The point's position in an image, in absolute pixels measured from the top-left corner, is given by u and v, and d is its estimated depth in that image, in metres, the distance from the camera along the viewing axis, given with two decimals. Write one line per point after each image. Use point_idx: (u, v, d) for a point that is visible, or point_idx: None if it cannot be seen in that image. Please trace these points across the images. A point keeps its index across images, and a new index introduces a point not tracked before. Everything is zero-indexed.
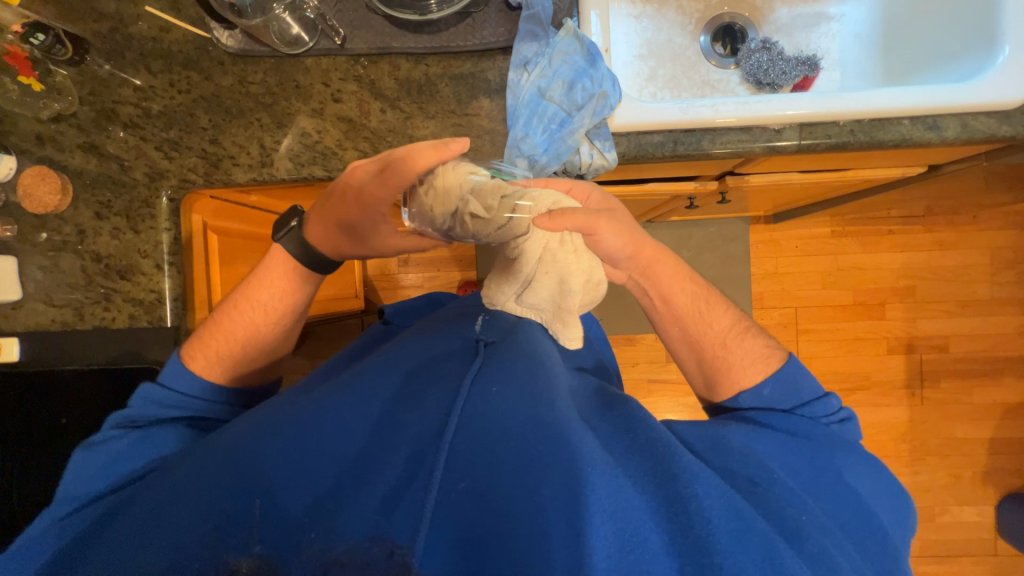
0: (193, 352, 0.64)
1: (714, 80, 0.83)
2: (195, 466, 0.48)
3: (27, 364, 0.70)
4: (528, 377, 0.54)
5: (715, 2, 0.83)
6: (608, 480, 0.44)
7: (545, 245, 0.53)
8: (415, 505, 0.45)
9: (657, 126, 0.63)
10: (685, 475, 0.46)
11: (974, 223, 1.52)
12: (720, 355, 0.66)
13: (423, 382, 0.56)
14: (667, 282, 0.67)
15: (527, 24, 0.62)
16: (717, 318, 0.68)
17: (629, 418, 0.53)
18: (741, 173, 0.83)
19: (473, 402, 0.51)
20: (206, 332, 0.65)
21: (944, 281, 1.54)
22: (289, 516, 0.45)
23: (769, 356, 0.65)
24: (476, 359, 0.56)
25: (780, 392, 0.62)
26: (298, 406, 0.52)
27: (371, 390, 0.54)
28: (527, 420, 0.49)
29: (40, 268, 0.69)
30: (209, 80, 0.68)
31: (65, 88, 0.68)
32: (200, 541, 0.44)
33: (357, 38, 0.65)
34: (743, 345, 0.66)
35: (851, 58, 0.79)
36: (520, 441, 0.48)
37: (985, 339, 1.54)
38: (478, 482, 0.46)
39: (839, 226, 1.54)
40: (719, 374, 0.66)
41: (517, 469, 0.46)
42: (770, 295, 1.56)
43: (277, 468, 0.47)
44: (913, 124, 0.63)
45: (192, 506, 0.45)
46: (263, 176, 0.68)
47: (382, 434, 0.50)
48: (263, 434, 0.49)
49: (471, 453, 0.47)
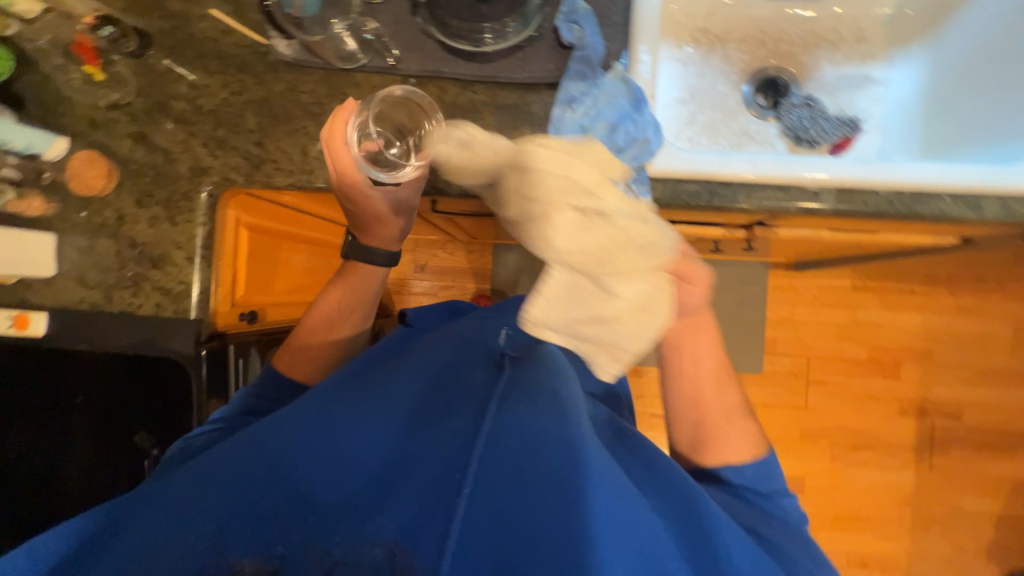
0: (283, 354, 0.73)
1: (753, 130, 0.83)
2: (228, 457, 0.49)
3: (50, 340, 0.71)
4: (557, 397, 0.53)
5: (762, 54, 0.84)
6: (637, 511, 0.47)
7: (650, 288, 0.52)
8: (442, 518, 0.44)
9: (694, 176, 0.63)
10: (710, 520, 0.49)
11: (999, 293, 1.50)
12: (719, 428, 0.65)
13: (449, 391, 0.56)
14: (702, 344, 0.66)
15: (578, 65, 0.63)
16: (730, 392, 0.67)
17: (648, 454, 0.56)
18: (771, 225, 0.83)
19: (504, 418, 0.50)
20: (294, 337, 0.74)
21: (963, 348, 1.51)
22: (319, 514, 0.46)
23: (757, 445, 0.64)
24: (503, 376, 0.56)
25: (760, 477, 0.61)
26: (330, 405, 0.53)
27: (401, 395, 0.55)
28: (557, 440, 0.49)
29: (77, 247, 0.71)
30: (261, 85, 0.70)
31: (124, 78, 0.71)
32: (235, 533, 0.45)
33: (410, 59, 0.66)
34: (739, 427, 0.65)
35: (893, 123, 0.79)
36: (552, 462, 0.47)
37: (1001, 411, 1.50)
38: (507, 501, 0.45)
39: (860, 280, 1.52)
40: (712, 440, 0.64)
41: (548, 492, 0.46)
42: (782, 342, 1.54)
43: (307, 467, 0.48)
44: (954, 201, 0.62)
45: (227, 496, 0.47)
46: (301, 182, 0.69)
47: (409, 441, 0.50)
48: (296, 431, 0.51)
49: (500, 470, 0.47)
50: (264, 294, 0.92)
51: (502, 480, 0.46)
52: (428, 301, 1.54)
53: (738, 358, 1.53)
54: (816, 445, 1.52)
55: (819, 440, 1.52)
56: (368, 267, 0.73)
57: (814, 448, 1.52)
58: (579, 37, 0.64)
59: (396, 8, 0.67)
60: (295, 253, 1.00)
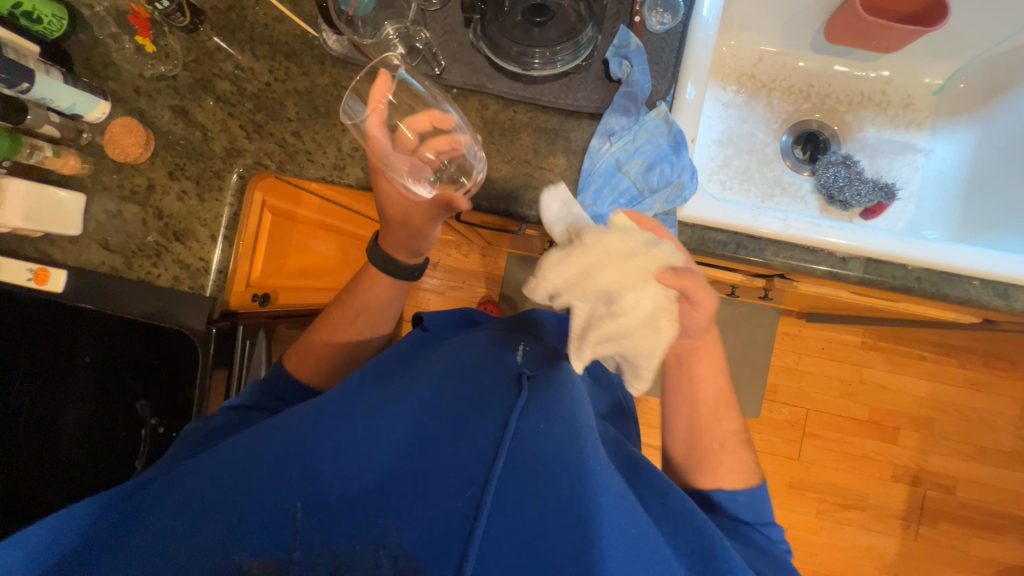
0: (291, 352, 0.73)
1: (786, 182, 0.82)
2: (255, 446, 0.51)
3: (66, 297, 0.72)
4: (572, 420, 0.55)
5: (806, 107, 0.83)
6: (651, 540, 0.49)
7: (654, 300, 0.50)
8: (464, 529, 0.45)
9: (723, 225, 0.63)
10: (719, 554, 0.50)
11: (1010, 371, 1.48)
12: (713, 453, 0.65)
13: (470, 402, 0.57)
14: (703, 368, 0.65)
15: (622, 99, 0.63)
16: (727, 419, 0.67)
17: (660, 483, 0.56)
18: (791, 279, 0.82)
19: (523, 436, 0.53)
20: (305, 336, 0.74)
21: (966, 422, 1.49)
22: (338, 510, 0.46)
23: (752, 472, 0.65)
24: (521, 395, 0.56)
25: (749, 508, 0.62)
26: (349, 409, 0.55)
27: (424, 405, 0.57)
28: (571, 464, 0.51)
29: (104, 210, 0.72)
30: (306, 76, 0.70)
31: (173, 52, 0.71)
32: (253, 524, 0.44)
33: (455, 70, 0.66)
34: (736, 452, 0.66)
35: (929, 193, 0.77)
36: (569, 487, 0.50)
37: (997, 492, 1.48)
38: (527, 521, 0.47)
39: (870, 339, 1.51)
40: (702, 464, 0.65)
41: (565, 519, 0.47)
42: (783, 389, 1.53)
43: (327, 465, 0.49)
44: (983, 287, 0.62)
45: (253, 485, 0.47)
46: (332, 177, 0.69)
47: (433, 450, 0.52)
48: (324, 429, 0.52)
49: (520, 488, 0.49)
50: (279, 277, 0.93)
51: (523, 496, 0.48)
52: (436, 298, 1.54)
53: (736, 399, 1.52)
54: (803, 497, 1.51)
55: (806, 493, 1.51)
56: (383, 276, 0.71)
57: (801, 500, 1.51)
58: (628, 73, 0.63)
59: (450, 18, 0.67)
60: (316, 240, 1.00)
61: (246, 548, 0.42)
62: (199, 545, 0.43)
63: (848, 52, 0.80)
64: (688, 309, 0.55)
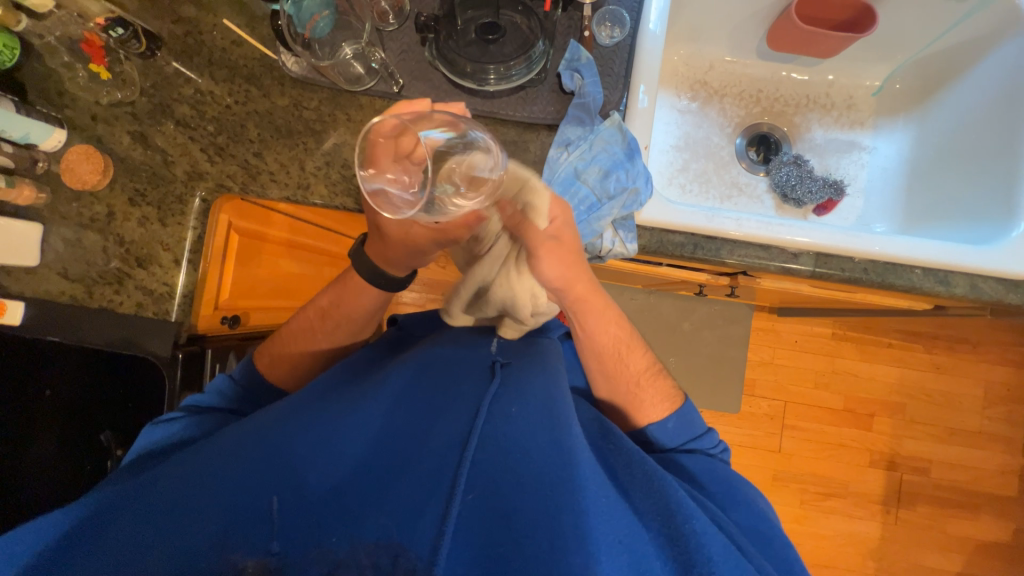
0: (261, 351, 0.75)
1: (743, 183, 0.85)
2: (234, 446, 0.52)
3: (24, 330, 0.69)
4: (547, 399, 0.59)
5: (756, 111, 0.87)
6: (618, 511, 0.52)
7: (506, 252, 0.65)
8: (438, 511, 0.47)
9: (679, 228, 0.65)
10: (683, 511, 0.52)
11: (972, 354, 1.54)
12: (633, 391, 0.70)
13: (443, 393, 0.60)
14: (594, 322, 0.70)
15: (576, 110, 0.65)
16: (635, 360, 0.72)
17: (629, 454, 0.59)
18: (753, 276, 0.85)
19: (495, 421, 0.55)
20: (279, 339, 0.75)
21: (935, 405, 1.54)
22: (314, 505, 0.48)
23: (671, 395, 0.71)
24: (494, 380, 0.60)
25: (682, 428, 0.68)
26: (325, 407, 0.57)
27: (399, 400, 0.59)
28: (545, 443, 0.54)
29: (64, 239, 0.71)
30: (266, 98, 0.71)
31: (130, 79, 0.71)
32: (230, 525, 0.47)
33: (414, 87, 0.68)
34: (654, 384, 0.71)
35: (877, 187, 0.81)
36: (542, 466, 0.52)
37: (968, 471, 1.53)
38: (499, 500, 0.50)
39: (840, 330, 1.56)
40: (629, 407, 0.70)
41: (535, 493, 0.50)
42: (761, 383, 1.57)
43: (302, 465, 0.50)
44: (925, 274, 0.65)
45: (232, 491, 0.49)
46: (296, 197, 0.70)
47: (405, 444, 0.55)
48: (301, 428, 0.54)
49: (490, 471, 0.51)
50: (250, 297, 0.92)
51: (494, 480, 0.51)
52: (416, 311, 1.54)
53: (716, 396, 1.55)
54: (787, 488, 1.54)
55: (790, 484, 1.54)
56: (359, 288, 0.72)
57: (784, 491, 1.54)
58: (579, 85, 0.65)
59: (406, 38, 0.69)
60: (288, 258, 0.99)
61: (236, 545, 0.45)
62: (182, 547, 0.45)
63: (792, 58, 0.84)
64: (533, 260, 0.62)
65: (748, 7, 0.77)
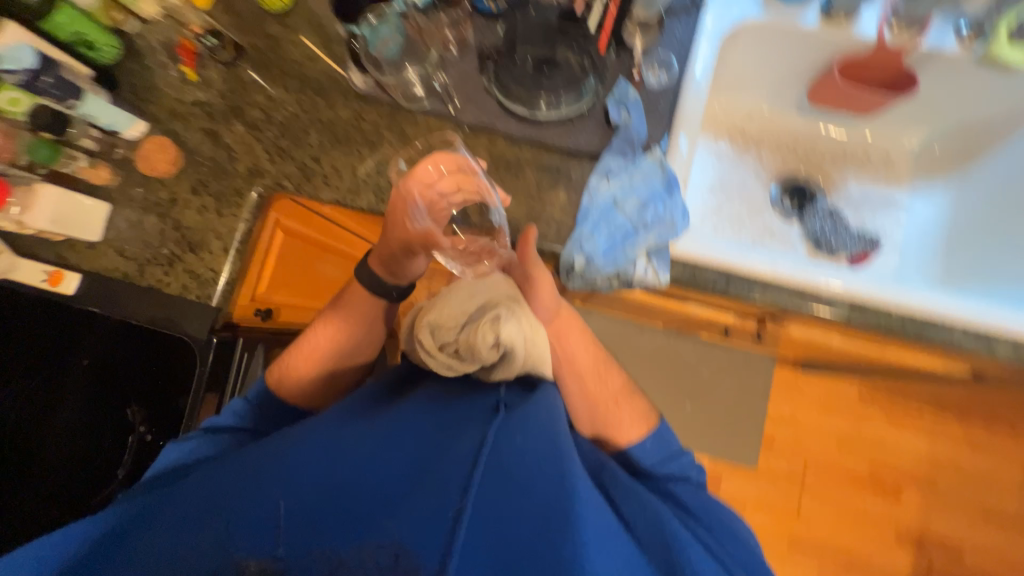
0: (273, 369, 0.77)
1: (776, 229, 0.86)
2: (257, 461, 0.57)
3: (76, 299, 0.75)
4: (551, 433, 0.60)
5: (792, 161, 0.89)
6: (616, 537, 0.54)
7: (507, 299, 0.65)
8: (449, 523, 0.47)
9: (711, 261, 0.66)
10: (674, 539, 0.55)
11: (1011, 433, 1.46)
12: (612, 411, 0.71)
13: (452, 424, 0.60)
14: (573, 344, 0.73)
15: (619, 142, 0.69)
16: (612, 379, 0.74)
17: (625, 485, 0.63)
18: (782, 322, 0.84)
19: (501, 448, 0.56)
20: (290, 353, 0.77)
21: (970, 484, 1.45)
22: (325, 518, 0.50)
23: (649, 414, 0.72)
24: (498, 415, 0.60)
25: (658, 448, 0.69)
26: (342, 428, 0.60)
27: (414, 421, 0.61)
28: (547, 474, 0.55)
29: (125, 219, 0.76)
30: (331, 108, 0.76)
31: (212, 82, 0.79)
32: (245, 530, 0.49)
33: (468, 110, 0.73)
34: (631, 403, 0.73)
35: (912, 247, 0.81)
36: (545, 493, 0.53)
37: (1005, 562, 1.41)
38: (507, 525, 0.50)
39: (868, 393, 1.50)
40: (609, 426, 0.71)
41: (539, 521, 0.51)
42: (781, 440, 1.50)
43: (316, 480, 0.54)
44: (965, 333, 0.63)
45: (254, 492, 0.53)
46: (344, 200, 0.73)
47: (413, 465, 0.55)
48: (318, 445, 0.58)
49: (498, 495, 0.52)
50: (284, 293, 0.95)
51: (499, 503, 0.52)
52: None
53: (731, 448, 1.50)
54: (803, 558, 1.44)
55: (807, 553, 1.44)
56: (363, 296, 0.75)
57: (801, 561, 1.44)
58: (625, 120, 0.69)
59: (466, 65, 0.74)
60: (324, 263, 1.01)
61: (246, 549, 0.48)
62: (198, 551, 0.49)
63: (831, 114, 0.87)
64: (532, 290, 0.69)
65: (791, 62, 0.80)
